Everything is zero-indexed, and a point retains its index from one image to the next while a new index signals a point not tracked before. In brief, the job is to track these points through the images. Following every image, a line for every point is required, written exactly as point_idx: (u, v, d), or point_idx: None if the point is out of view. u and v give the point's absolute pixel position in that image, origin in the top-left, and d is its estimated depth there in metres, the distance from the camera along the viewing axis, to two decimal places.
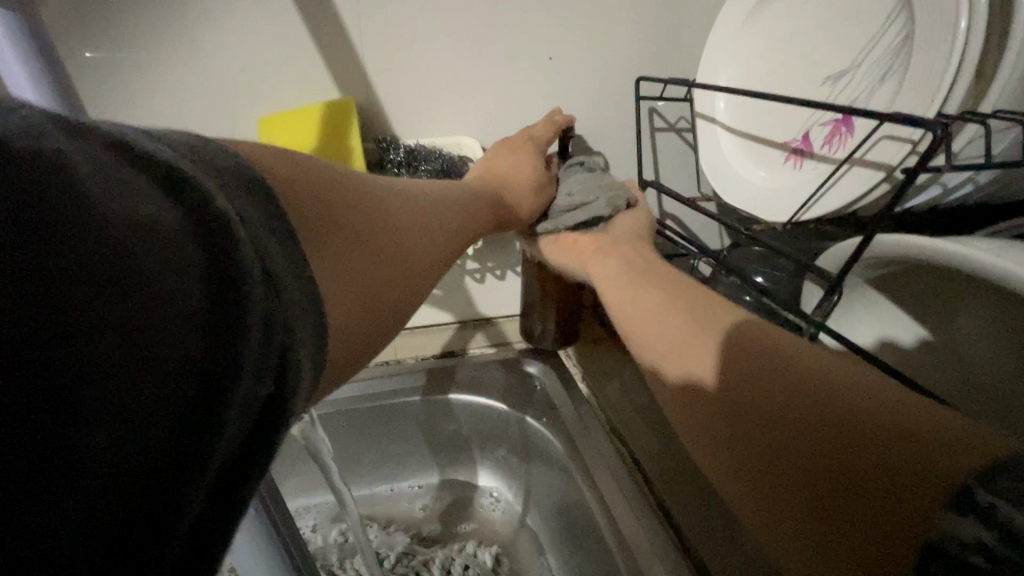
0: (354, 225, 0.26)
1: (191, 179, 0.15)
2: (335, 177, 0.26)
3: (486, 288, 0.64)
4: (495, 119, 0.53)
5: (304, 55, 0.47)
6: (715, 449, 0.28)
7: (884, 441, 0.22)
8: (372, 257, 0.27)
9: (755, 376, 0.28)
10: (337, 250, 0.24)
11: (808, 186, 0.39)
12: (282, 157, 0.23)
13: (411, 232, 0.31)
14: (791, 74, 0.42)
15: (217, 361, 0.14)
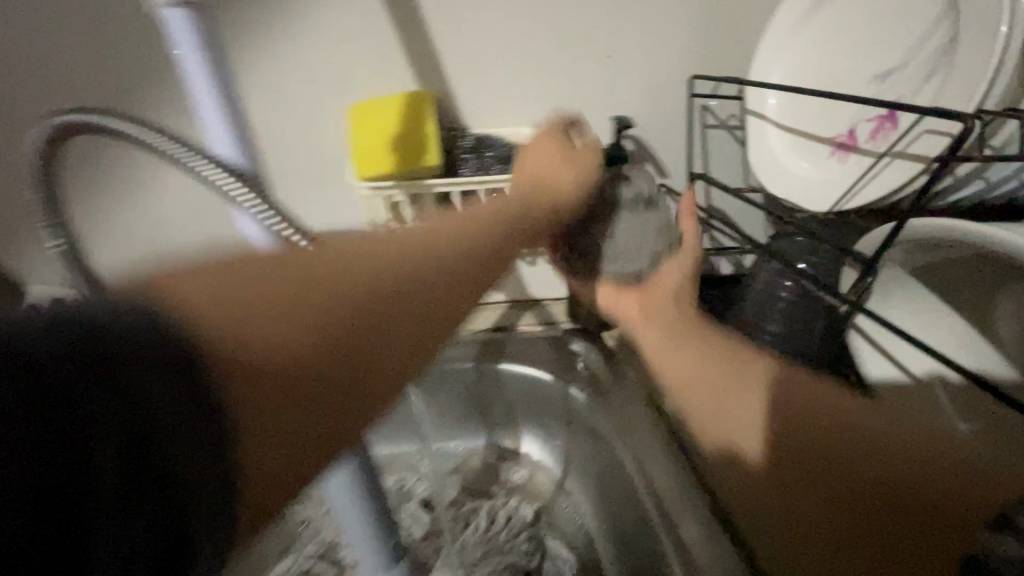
0: (303, 359, 0.23)
1: (110, 352, 0.18)
2: (261, 284, 0.24)
3: (536, 270, 0.68)
4: (555, 112, 0.58)
5: (389, 51, 0.53)
6: (783, 509, 0.36)
7: (917, 501, 0.29)
8: (308, 383, 0.23)
9: (806, 460, 0.34)
10: (312, 291, 0.24)
11: (852, 178, 0.42)
12: (201, 280, 0.23)
13: (359, 282, 0.26)
14: (841, 74, 0.44)
15: (137, 446, 0.17)
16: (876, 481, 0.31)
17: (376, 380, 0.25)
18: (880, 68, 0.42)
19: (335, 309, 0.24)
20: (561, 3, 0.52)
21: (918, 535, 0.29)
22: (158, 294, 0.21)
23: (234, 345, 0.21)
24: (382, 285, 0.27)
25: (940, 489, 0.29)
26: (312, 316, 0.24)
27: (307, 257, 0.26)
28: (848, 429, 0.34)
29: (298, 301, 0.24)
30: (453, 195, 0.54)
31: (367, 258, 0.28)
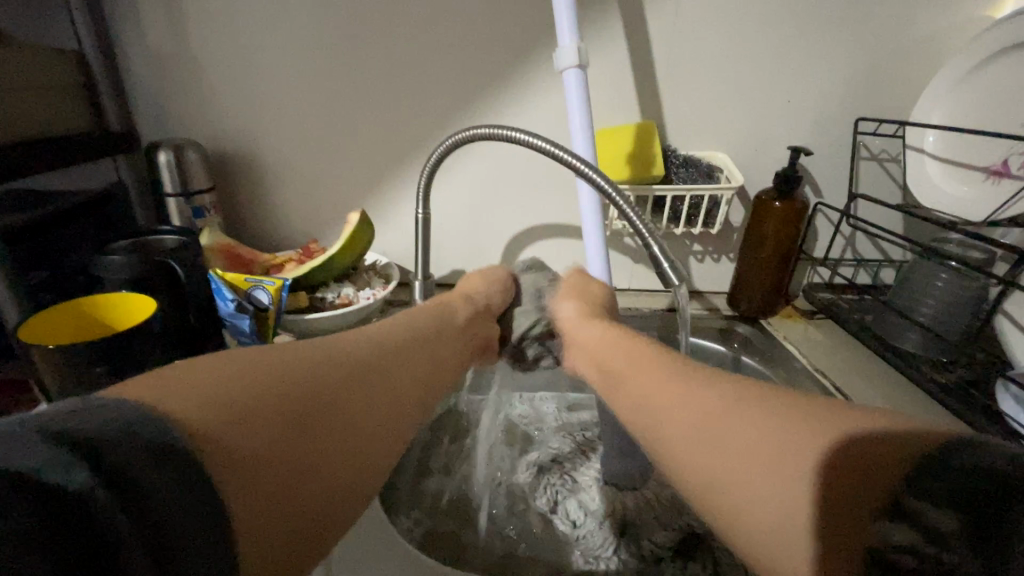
0: (293, 408, 0.34)
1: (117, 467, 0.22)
2: (248, 370, 0.34)
3: (703, 266, 0.84)
4: (740, 141, 0.75)
5: (625, 94, 0.73)
6: (689, 451, 0.34)
7: (883, 474, 0.27)
8: (302, 424, 0.33)
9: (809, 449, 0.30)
10: (290, 396, 0.34)
11: (1004, 195, 0.57)
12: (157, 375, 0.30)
13: (327, 369, 0.38)
14: (996, 120, 0.59)
15: (88, 543, 0.20)
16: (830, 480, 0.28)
17: (346, 395, 0.38)
18: None
19: (324, 369, 0.38)
20: (758, 63, 0.71)
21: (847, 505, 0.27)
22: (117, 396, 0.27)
23: (316, 397, 0.36)
24: (334, 356, 0.40)
25: (875, 477, 0.27)
26: (330, 372, 0.38)
27: (313, 349, 0.40)
28: (857, 443, 0.28)
29: (312, 374, 0.37)
30: (666, 197, 0.71)
31: (328, 356, 0.40)
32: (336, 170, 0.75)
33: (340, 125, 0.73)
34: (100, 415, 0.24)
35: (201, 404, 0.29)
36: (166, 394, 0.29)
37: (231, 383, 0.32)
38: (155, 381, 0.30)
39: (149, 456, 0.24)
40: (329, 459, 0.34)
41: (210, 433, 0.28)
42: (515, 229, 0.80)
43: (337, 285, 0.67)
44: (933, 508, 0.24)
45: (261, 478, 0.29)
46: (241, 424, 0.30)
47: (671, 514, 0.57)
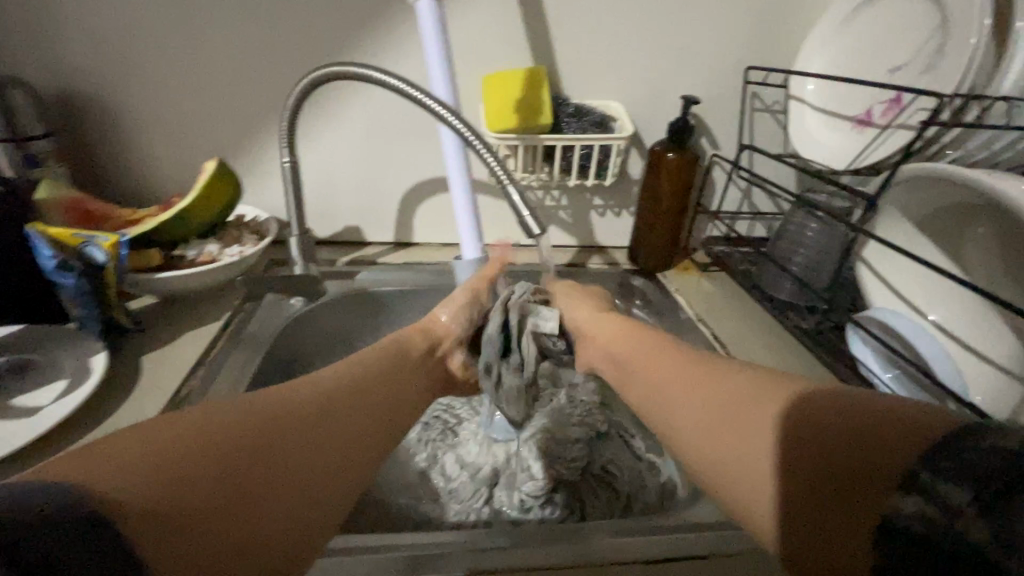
0: (253, 462, 0.32)
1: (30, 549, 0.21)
2: (206, 422, 0.33)
3: (605, 221, 0.83)
4: (634, 89, 0.73)
5: (515, 37, 0.69)
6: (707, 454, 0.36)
7: (908, 447, 0.27)
8: (268, 480, 0.32)
9: (841, 441, 0.30)
10: (247, 450, 0.32)
11: (863, 144, 0.58)
12: (126, 438, 0.30)
13: (293, 412, 0.37)
14: (867, 68, 0.60)
15: None
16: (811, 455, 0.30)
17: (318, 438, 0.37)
18: (893, 64, 0.58)
19: (270, 410, 0.36)
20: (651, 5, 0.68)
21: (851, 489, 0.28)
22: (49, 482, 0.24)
23: (265, 440, 0.34)
24: (307, 398, 0.39)
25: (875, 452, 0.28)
26: (290, 410, 0.37)
27: (282, 388, 0.39)
28: (860, 415, 0.30)
29: (257, 420, 0.35)
30: (555, 147, 0.69)
31: (294, 397, 0.38)
32: (203, 116, 0.69)
33: (202, 65, 0.66)
34: (27, 492, 0.23)
35: (128, 471, 0.27)
36: (98, 466, 0.27)
37: (168, 438, 0.30)
38: (111, 447, 0.29)
39: (66, 512, 0.23)
40: (287, 503, 0.32)
41: (140, 499, 0.26)
42: (408, 181, 0.76)
43: (200, 242, 0.62)
44: (944, 483, 0.24)
45: (197, 528, 0.28)
46: (174, 481, 0.28)
47: (542, 464, 0.57)
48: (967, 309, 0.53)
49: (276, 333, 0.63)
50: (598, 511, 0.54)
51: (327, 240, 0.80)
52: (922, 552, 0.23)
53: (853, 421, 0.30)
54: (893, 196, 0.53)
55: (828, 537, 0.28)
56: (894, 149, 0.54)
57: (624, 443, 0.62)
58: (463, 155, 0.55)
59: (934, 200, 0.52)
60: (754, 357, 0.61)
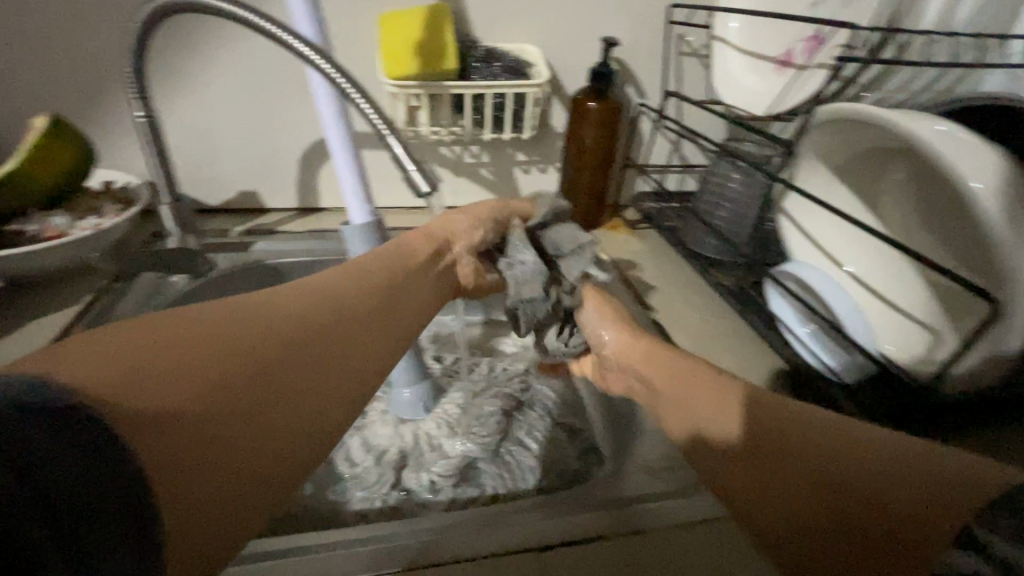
0: (261, 369, 0.28)
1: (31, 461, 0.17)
2: (219, 322, 0.29)
3: (530, 178, 0.78)
4: (551, 31, 0.66)
5: None
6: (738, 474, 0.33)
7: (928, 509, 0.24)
8: (276, 396, 0.28)
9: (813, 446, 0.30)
10: (254, 356, 0.28)
11: (782, 87, 0.54)
12: (128, 334, 0.25)
13: (307, 319, 0.32)
14: (789, 2, 0.55)
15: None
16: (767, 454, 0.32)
17: (337, 351, 0.33)
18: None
19: (281, 316, 0.31)
20: None
21: (868, 533, 0.26)
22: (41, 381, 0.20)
23: (268, 367, 0.29)
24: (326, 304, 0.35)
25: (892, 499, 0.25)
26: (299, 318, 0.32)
27: (288, 295, 0.34)
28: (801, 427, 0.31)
29: (259, 333, 0.30)
30: (465, 96, 0.62)
31: (308, 301, 0.34)
32: (41, 62, 0.57)
33: (28, 1, 0.55)
34: (26, 394, 0.19)
35: (128, 386, 0.23)
36: (85, 368, 0.22)
37: (165, 346, 0.25)
38: (115, 345, 0.24)
39: (69, 429, 0.19)
40: (299, 426, 0.29)
41: (131, 416, 0.22)
42: (305, 137, 0.68)
43: (44, 214, 0.53)
44: (1004, 538, 0.20)
45: (185, 464, 0.23)
46: (175, 389, 0.24)
47: (453, 441, 0.54)
48: (882, 259, 0.52)
49: None
50: (511, 485, 0.51)
51: (218, 207, 0.71)
52: None
53: (813, 435, 0.30)
54: (811, 142, 0.50)
55: (800, 516, 0.28)
56: (811, 92, 0.51)
57: (545, 411, 0.59)
58: (341, 106, 0.47)
59: (851, 145, 0.50)
60: (677, 318, 0.58)
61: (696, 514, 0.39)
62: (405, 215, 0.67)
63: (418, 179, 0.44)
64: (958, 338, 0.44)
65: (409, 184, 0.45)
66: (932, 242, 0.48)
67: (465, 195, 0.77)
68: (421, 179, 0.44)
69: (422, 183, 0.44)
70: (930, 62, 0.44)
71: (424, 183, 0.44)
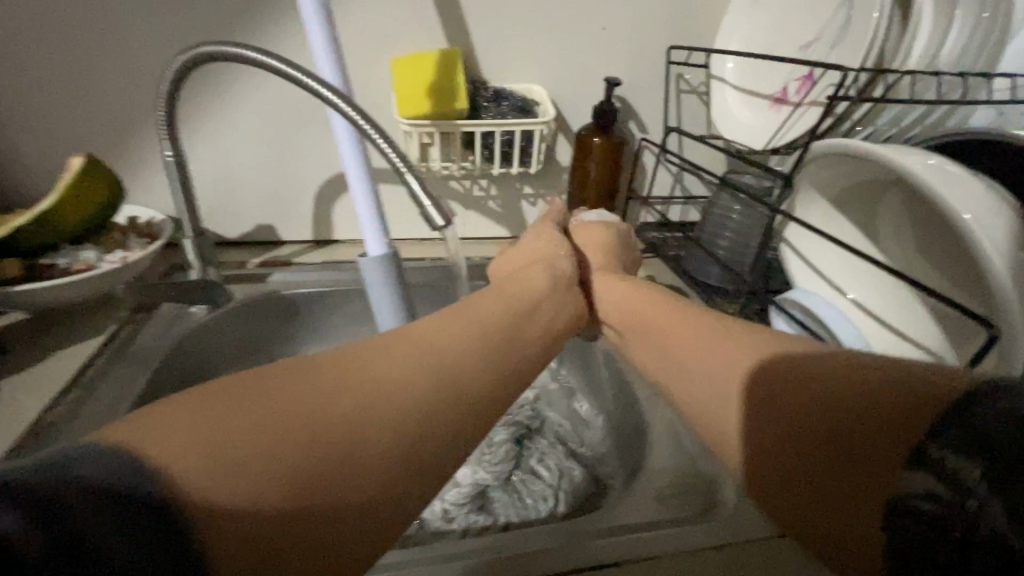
0: (339, 419, 0.27)
1: (87, 540, 0.19)
2: (291, 378, 0.29)
3: (536, 210, 0.80)
4: (555, 72, 0.70)
5: (426, 16, 0.65)
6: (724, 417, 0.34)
7: (901, 421, 0.27)
8: (360, 443, 0.27)
9: (803, 395, 0.30)
10: (330, 407, 0.28)
11: (779, 123, 0.57)
12: (207, 393, 0.27)
13: (387, 359, 0.32)
14: (781, 44, 0.59)
15: None
16: (768, 397, 0.32)
17: (429, 382, 0.31)
18: (804, 40, 0.57)
19: (362, 363, 0.31)
20: None
21: (855, 461, 0.28)
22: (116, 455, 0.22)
23: (345, 431, 0.27)
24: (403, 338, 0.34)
25: (867, 436, 0.28)
26: (376, 360, 0.31)
27: (379, 348, 0.32)
28: (795, 364, 0.32)
29: (341, 396, 0.29)
30: (475, 132, 0.65)
31: (386, 342, 0.33)
32: (76, 106, 0.61)
33: (67, 53, 0.59)
34: (91, 466, 0.21)
35: (189, 455, 0.23)
36: (163, 438, 0.24)
37: (250, 421, 0.26)
38: (186, 409, 0.25)
39: (119, 504, 0.20)
40: (391, 472, 0.28)
41: (196, 481, 0.23)
42: (320, 172, 0.71)
43: (73, 249, 0.55)
44: (977, 469, 0.24)
45: (250, 551, 0.23)
46: (240, 454, 0.24)
47: (466, 469, 0.54)
48: (884, 288, 0.54)
49: (170, 346, 0.56)
50: (523, 515, 0.51)
51: (237, 240, 0.73)
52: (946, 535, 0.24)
53: (807, 367, 0.31)
54: (809, 174, 0.52)
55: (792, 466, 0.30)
56: (805, 129, 0.54)
57: (553, 440, 0.60)
58: (359, 142, 0.50)
59: (852, 178, 0.52)
60: None
61: (704, 541, 0.40)
62: (417, 246, 0.69)
63: (435, 211, 0.46)
64: (961, 365, 0.45)
65: (424, 218, 0.47)
66: (931, 269, 0.50)
67: (474, 227, 0.79)
68: (438, 213, 0.46)
69: (438, 214, 0.46)
70: (919, 100, 0.46)
71: (440, 214, 0.46)
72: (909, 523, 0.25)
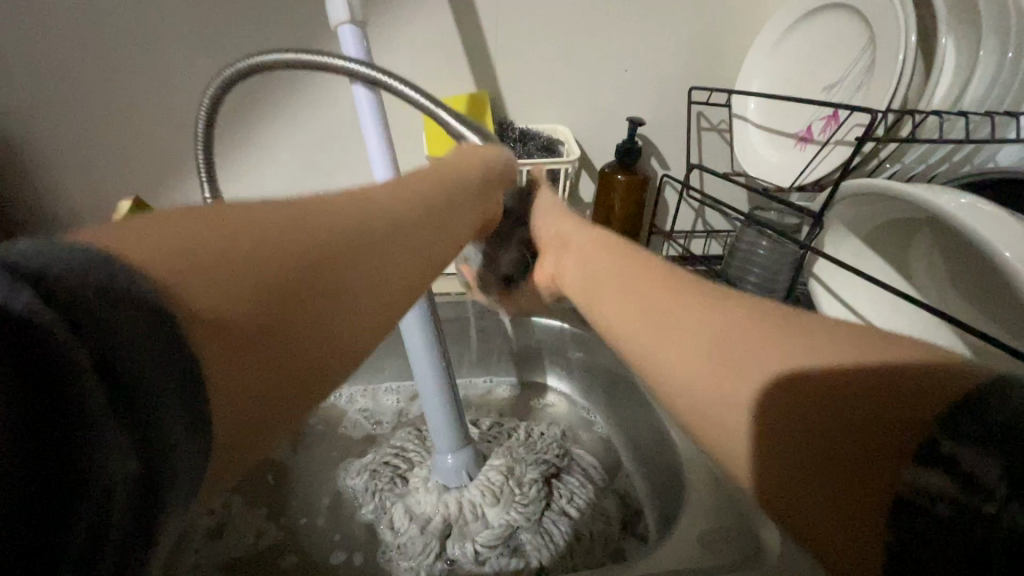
0: (317, 285, 0.25)
1: (96, 362, 0.15)
2: (258, 219, 0.25)
3: None
4: (579, 112, 0.72)
5: (455, 61, 0.67)
6: (688, 378, 0.30)
7: (918, 399, 0.21)
8: (329, 321, 0.26)
9: (809, 368, 0.25)
10: (316, 276, 0.25)
11: (806, 161, 0.58)
12: (185, 218, 0.23)
13: (361, 239, 0.29)
14: (804, 85, 0.60)
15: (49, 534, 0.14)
16: (752, 360, 0.27)
17: (393, 283, 0.30)
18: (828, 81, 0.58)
19: (325, 230, 0.28)
20: (591, 30, 0.68)
21: (857, 444, 0.22)
22: (99, 254, 0.17)
23: (319, 302, 0.25)
24: (375, 217, 0.32)
25: (866, 417, 0.22)
26: (349, 236, 0.29)
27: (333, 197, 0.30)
28: (804, 328, 0.27)
29: (320, 257, 0.26)
30: None
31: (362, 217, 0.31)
32: (129, 150, 0.65)
33: (118, 102, 0.62)
34: (69, 262, 0.16)
35: (175, 271, 0.20)
36: (151, 253, 0.20)
37: (241, 245, 0.23)
38: (163, 232, 0.21)
39: (141, 324, 0.17)
40: (341, 362, 0.27)
41: (197, 316, 0.19)
42: None
43: None
44: (998, 469, 0.17)
45: (253, 381, 0.21)
46: (238, 293, 0.22)
47: (497, 510, 0.53)
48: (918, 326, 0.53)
49: None
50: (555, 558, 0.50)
51: None
52: (950, 541, 0.18)
53: (816, 335, 0.27)
54: (839, 211, 0.52)
55: (779, 437, 0.25)
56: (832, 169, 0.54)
57: (584, 475, 0.58)
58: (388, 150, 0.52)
59: (883, 216, 0.52)
60: None
61: None
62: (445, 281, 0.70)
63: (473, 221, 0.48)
64: None
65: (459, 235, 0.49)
66: (968, 307, 0.50)
67: None
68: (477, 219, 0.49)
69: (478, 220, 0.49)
70: (949, 141, 0.47)
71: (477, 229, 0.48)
72: (902, 524, 0.20)
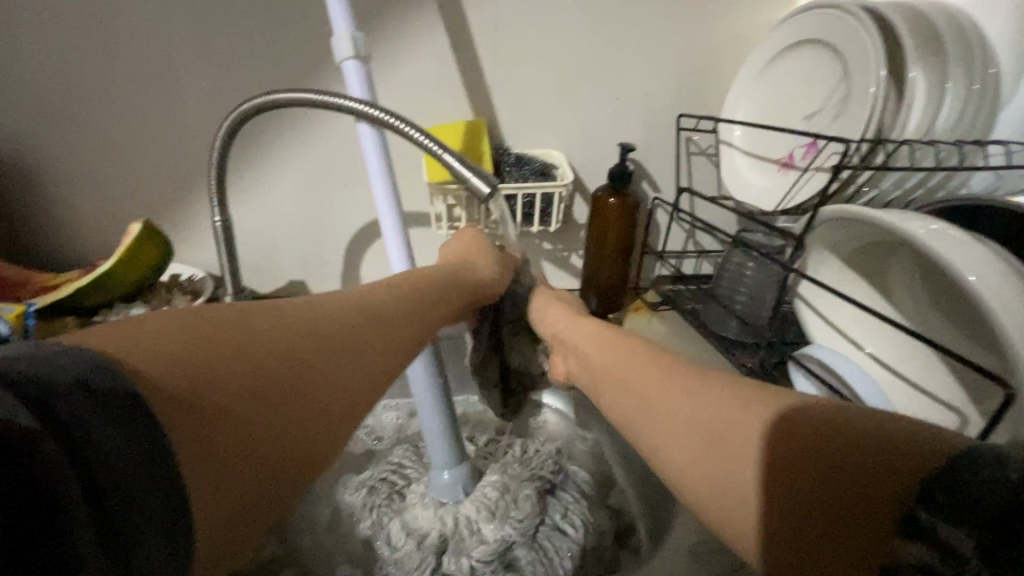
0: (283, 369, 0.31)
1: (84, 436, 0.20)
2: (238, 319, 0.31)
3: (555, 264, 0.83)
4: (572, 137, 0.75)
5: (454, 90, 0.70)
6: (678, 447, 0.35)
7: (887, 467, 0.25)
8: (299, 396, 0.31)
9: (785, 443, 0.29)
10: (280, 359, 0.31)
11: (789, 186, 0.60)
12: (178, 320, 0.28)
13: (332, 333, 0.36)
14: (786, 114, 0.63)
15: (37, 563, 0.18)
16: (743, 434, 0.32)
17: (358, 364, 0.36)
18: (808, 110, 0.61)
19: (301, 325, 0.34)
20: (583, 60, 0.71)
21: (845, 507, 0.26)
22: (96, 354, 0.22)
23: (286, 387, 0.31)
24: (341, 311, 0.38)
25: (857, 483, 0.26)
26: (319, 330, 0.35)
27: (297, 307, 0.36)
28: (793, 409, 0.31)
29: (288, 349, 0.32)
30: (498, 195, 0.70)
31: (324, 311, 0.37)
32: (139, 173, 0.67)
33: (131, 129, 0.65)
34: (73, 359, 0.21)
35: (165, 369, 0.25)
36: (140, 352, 0.25)
37: (224, 343, 0.29)
38: (155, 334, 0.27)
39: (123, 410, 0.21)
40: (313, 434, 0.32)
41: (174, 397, 0.24)
42: (352, 231, 0.75)
43: (125, 306, 0.59)
44: (943, 522, 0.21)
45: (225, 458, 0.26)
46: (211, 378, 0.27)
47: (492, 525, 0.54)
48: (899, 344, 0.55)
49: None
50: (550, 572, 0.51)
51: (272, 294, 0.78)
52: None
53: (796, 412, 0.31)
54: (820, 234, 0.54)
55: (770, 500, 0.29)
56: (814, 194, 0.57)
57: (578, 492, 0.59)
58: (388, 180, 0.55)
59: (862, 238, 0.54)
60: None
61: None
62: None
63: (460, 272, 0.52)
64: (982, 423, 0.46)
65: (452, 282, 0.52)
66: (945, 325, 0.51)
67: None
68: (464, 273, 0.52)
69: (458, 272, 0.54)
70: (920, 168, 0.49)
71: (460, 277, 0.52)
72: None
